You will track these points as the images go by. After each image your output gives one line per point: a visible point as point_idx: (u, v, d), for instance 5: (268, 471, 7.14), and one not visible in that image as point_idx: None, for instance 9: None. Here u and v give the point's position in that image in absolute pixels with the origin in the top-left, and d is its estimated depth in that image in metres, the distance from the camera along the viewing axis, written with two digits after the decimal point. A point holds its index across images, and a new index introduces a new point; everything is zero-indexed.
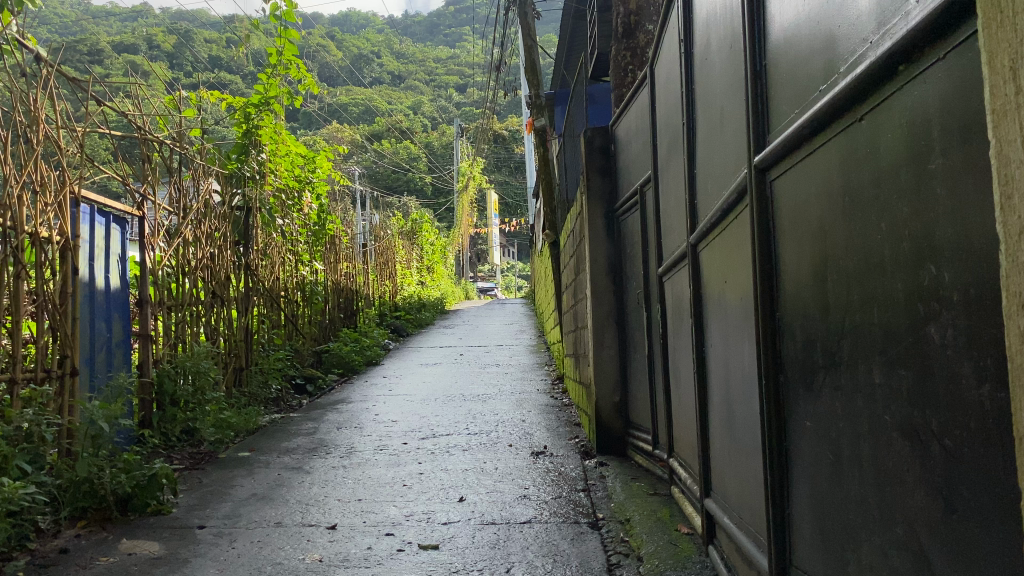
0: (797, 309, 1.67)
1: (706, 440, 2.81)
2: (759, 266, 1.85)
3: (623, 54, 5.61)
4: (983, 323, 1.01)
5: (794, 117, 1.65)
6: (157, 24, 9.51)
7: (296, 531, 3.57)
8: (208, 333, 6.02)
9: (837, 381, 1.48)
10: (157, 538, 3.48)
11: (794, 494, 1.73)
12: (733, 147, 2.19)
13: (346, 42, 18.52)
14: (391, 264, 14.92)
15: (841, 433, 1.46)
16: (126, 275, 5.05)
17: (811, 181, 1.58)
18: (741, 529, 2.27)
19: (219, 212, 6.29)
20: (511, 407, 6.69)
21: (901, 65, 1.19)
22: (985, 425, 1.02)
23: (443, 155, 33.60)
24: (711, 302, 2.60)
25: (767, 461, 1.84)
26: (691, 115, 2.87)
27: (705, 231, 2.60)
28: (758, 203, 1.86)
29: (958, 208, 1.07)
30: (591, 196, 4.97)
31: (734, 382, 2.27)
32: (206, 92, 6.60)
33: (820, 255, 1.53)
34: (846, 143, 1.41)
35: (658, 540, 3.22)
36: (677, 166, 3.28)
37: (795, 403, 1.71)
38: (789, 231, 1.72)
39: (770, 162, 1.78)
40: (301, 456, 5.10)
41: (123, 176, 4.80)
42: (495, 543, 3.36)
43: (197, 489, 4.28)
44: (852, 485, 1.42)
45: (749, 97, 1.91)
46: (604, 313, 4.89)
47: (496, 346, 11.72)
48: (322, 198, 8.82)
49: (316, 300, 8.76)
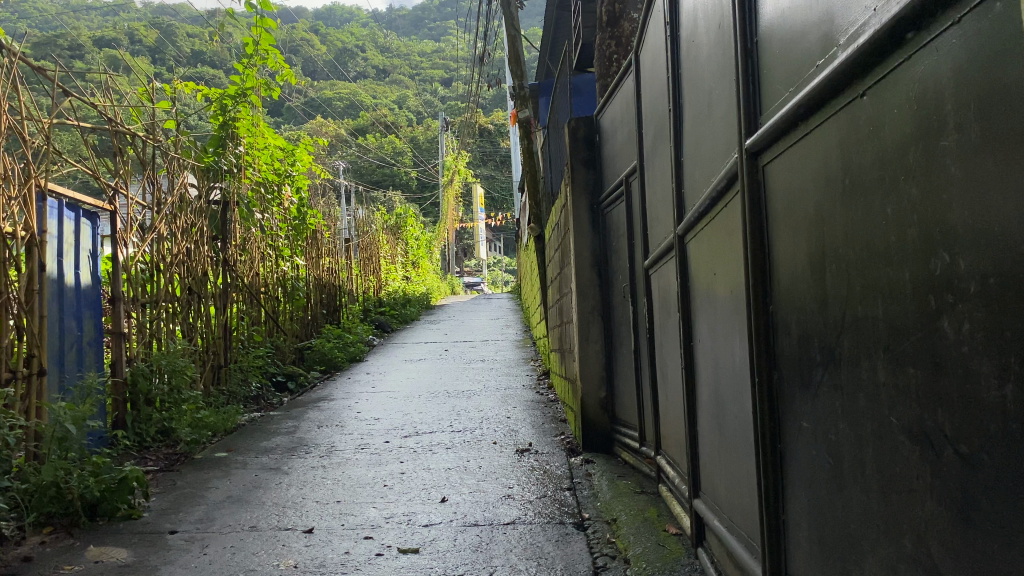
0: (792, 302, 1.57)
1: (695, 441, 2.71)
2: (751, 257, 1.73)
3: (607, 44, 5.49)
4: (1005, 316, 0.91)
5: (788, 96, 1.53)
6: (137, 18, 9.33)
7: (271, 535, 3.45)
8: (185, 331, 5.87)
9: (837, 380, 1.37)
10: (126, 545, 3.35)
11: (789, 499, 1.63)
12: (722, 131, 2.08)
13: (331, 36, 18.31)
14: (375, 259, 14.76)
15: (841, 434, 1.36)
16: (98, 271, 4.89)
17: (807, 164, 1.47)
18: (732, 534, 2.17)
19: (196, 206, 6.13)
20: (496, 404, 6.57)
21: (909, 34, 1.08)
22: (1007, 431, 0.91)
23: (428, 149, 33.45)
24: (700, 296, 2.49)
25: (761, 464, 1.73)
26: (678, 100, 2.76)
27: (692, 221, 2.49)
28: (750, 190, 1.74)
29: (974, 189, 0.96)
30: (575, 188, 4.87)
31: (725, 378, 2.16)
32: (180, 82, 6.43)
33: (817, 245, 1.42)
34: (846, 123, 1.29)
35: (645, 542, 3.11)
36: (663, 155, 3.17)
37: (790, 402, 1.60)
38: (783, 219, 1.60)
39: (761, 146, 1.67)
40: (279, 456, 4.97)
41: (93, 168, 4.63)
42: (478, 546, 3.25)
43: (171, 492, 4.15)
44: (855, 492, 1.32)
45: (740, 77, 1.80)
46: (589, 307, 4.79)
47: (481, 342, 11.59)
48: (303, 192, 8.64)
49: (298, 296, 8.60)
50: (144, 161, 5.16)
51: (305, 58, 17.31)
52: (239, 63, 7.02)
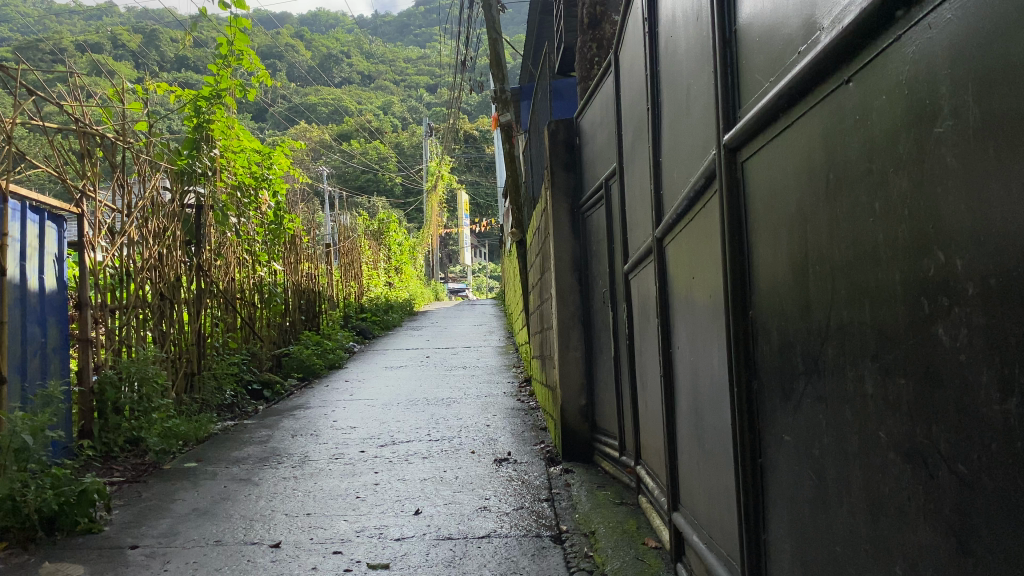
0: (773, 306, 1.46)
1: (674, 451, 2.60)
2: (729, 260, 1.63)
3: (589, 46, 5.41)
4: (1006, 323, 0.81)
5: (769, 86, 1.43)
6: (120, 23, 9.23)
7: (236, 550, 3.31)
8: (157, 336, 5.71)
9: (820, 390, 1.27)
10: (83, 561, 3.20)
11: (770, 517, 1.53)
12: (701, 127, 1.97)
13: (315, 42, 18.23)
14: (357, 264, 14.63)
15: (825, 449, 1.26)
16: (63, 276, 4.73)
17: (788, 158, 1.36)
18: (711, 551, 2.06)
19: (169, 209, 5.97)
20: (476, 412, 6.46)
21: (899, 11, 0.98)
22: (1009, 450, 0.81)
23: (413, 155, 33.36)
24: (678, 301, 2.39)
25: (740, 478, 1.62)
26: (656, 99, 2.66)
27: (671, 223, 2.39)
28: (727, 188, 1.65)
29: (970, 181, 0.86)
30: (555, 191, 4.77)
31: (704, 387, 2.06)
32: (151, 83, 6.29)
33: (799, 245, 1.32)
34: (830, 112, 1.19)
35: (623, 556, 3.01)
36: (642, 156, 3.07)
37: (770, 414, 1.50)
38: (763, 218, 1.50)
39: (740, 140, 1.57)
40: (250, 466, 4.83)
41: (58, 170, 4.47)
42: (450, 561, 3.13)
43: (135, 505, 4.00)
44: (839, 513, 1.21)
45: (718, 69, 1.69)
46: (569, 313, 4.68)
47: (464, 348, 11.47)
48: (280, 196, 8.48)
49: (275, 302, 8.43)
50: (114, 163, 5.01)
51: (289, 64, 17.21)
52: (213, 63, 6.85)
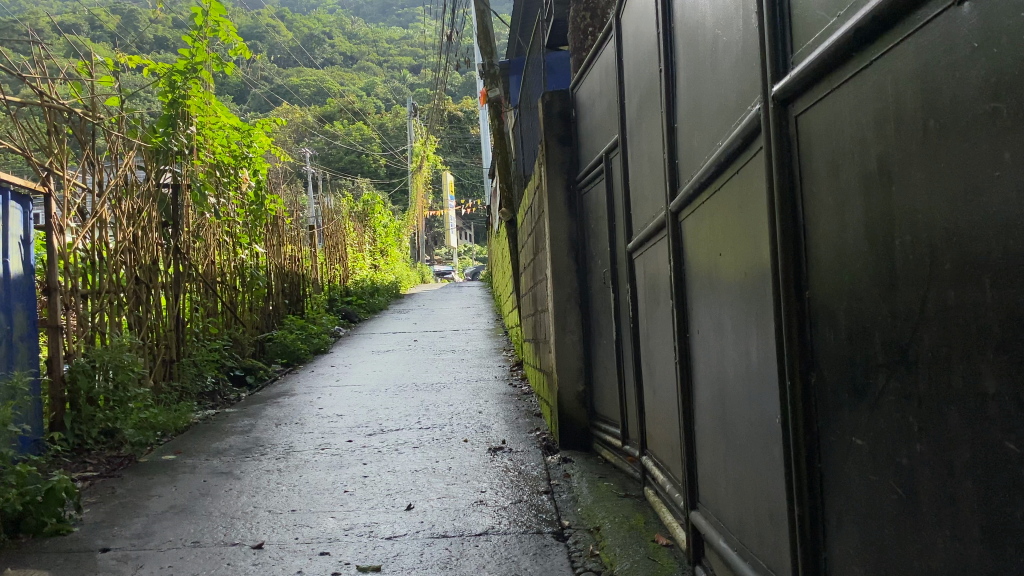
0: (838, 285, 1.24)
1: (692, 444, 2.38)
2: (781, 232, 1.41)
3: (582, 16, 5.11)
4: None
5: (834, 22, 1.19)
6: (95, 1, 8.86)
7: (216, 552, 3.08)
8: (132, 322, 5.41)
9: (909, 388, 1.05)
10: (48, 566, 2.95)
11: (834, 531, 1.31)
12: (736, 82, 1.73)
13: (296, 22, 17.88)
14: (342, 247, 14.32)
15: (917, 459, 1.04)
16: (29, 259, 4.40)
17: (864, 106, 1.13)
18: (744, 559, 1.85)
19: (145, 189, 5.62)
20: (467, 398, 6.24)
21: None
22: None
23: (398, 136, 32.96)
24: (699, 280, 2.17)
25: (795, 485, 1.41)
26: (670, 58, 2.41)
27: (692, 194, 2.16)
28: (778, 148, 1.41)
29: None
30: (550, 166, 4.51)
31: (734, 377, 1.84)
32: (125, 56, 5.98)
33: (881, 213, 1.10)
34: (932, 43, 0.96)
35: (634, 555, 2.79)
36: (652, 121, 2.82)
37: (836, 411, 1.28)
38: (825, 178, 1.27)
39: (795, 91, 1.34)
40: (232, 458, 4.59)
41: (23, 148, 4.13)
42: (446, 562, 2.90)
43: (107, 502, 3.75)
44: (937, 539, 1.00)
45: (765, 11, 1.44)
46: (566, 295, 4.45)
47: (451, 332, 11.20)
48: (260, 175, 8.18)
49: (257, 286, 8.13)
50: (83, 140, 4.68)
51: (269, 43, 16.84)
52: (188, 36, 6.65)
